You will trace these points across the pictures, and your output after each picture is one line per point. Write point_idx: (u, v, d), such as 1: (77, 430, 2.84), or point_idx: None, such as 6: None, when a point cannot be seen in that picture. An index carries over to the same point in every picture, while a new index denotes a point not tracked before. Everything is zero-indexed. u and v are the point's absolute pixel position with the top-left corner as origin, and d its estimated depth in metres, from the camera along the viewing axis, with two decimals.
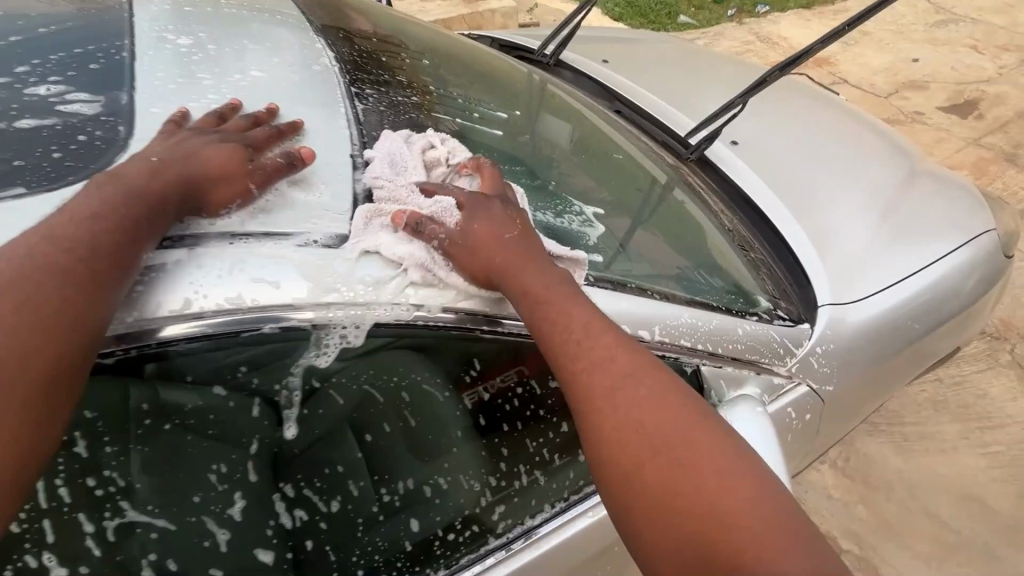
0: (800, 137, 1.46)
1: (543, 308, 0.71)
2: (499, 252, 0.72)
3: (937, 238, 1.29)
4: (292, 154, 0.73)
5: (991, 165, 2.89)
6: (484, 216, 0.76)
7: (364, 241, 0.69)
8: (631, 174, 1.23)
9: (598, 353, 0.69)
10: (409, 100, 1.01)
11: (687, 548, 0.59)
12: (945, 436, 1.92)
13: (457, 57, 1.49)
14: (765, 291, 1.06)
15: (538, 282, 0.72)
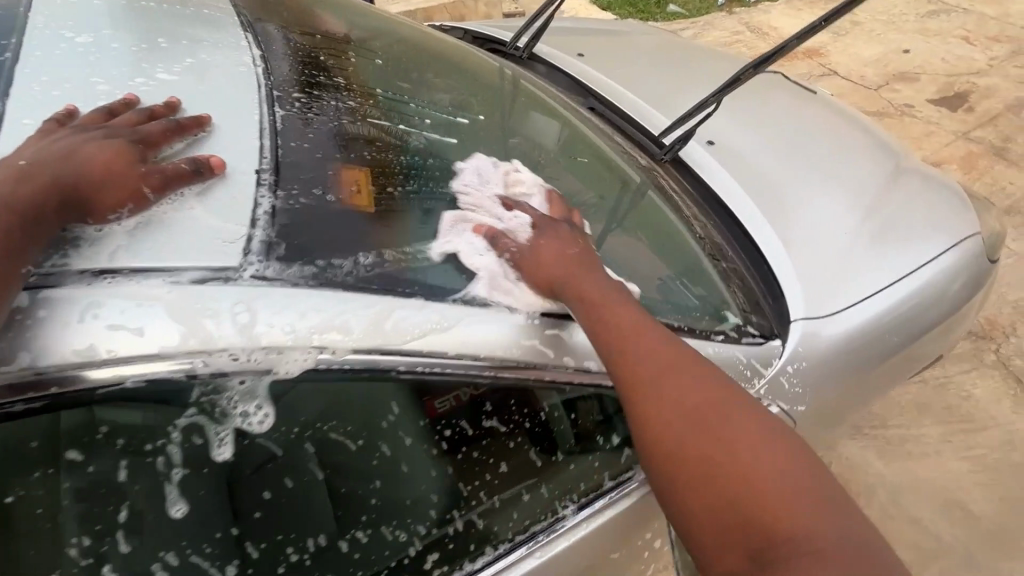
0: (781, 136, 1.40)
1: (599, 310, 0.77)
2: (562, 266, 0.81)
3: (920, 243, 1.24)
4: (196, 160, 0.70)
5: (980, 160, 2.84)
6: (552, 235, 0.86)
7: (449, 241, 0.82)
8: (599, 180, 1.18)
9: (644, 348, 0.75)
10: (344, 105, 0.95)
11: (725, 514, 0.64)
12: (929, 439, 1.88)
13: (415, 48, 1.40)
14: (732, 308, 1.01)
15: (595, 290, 0.79)
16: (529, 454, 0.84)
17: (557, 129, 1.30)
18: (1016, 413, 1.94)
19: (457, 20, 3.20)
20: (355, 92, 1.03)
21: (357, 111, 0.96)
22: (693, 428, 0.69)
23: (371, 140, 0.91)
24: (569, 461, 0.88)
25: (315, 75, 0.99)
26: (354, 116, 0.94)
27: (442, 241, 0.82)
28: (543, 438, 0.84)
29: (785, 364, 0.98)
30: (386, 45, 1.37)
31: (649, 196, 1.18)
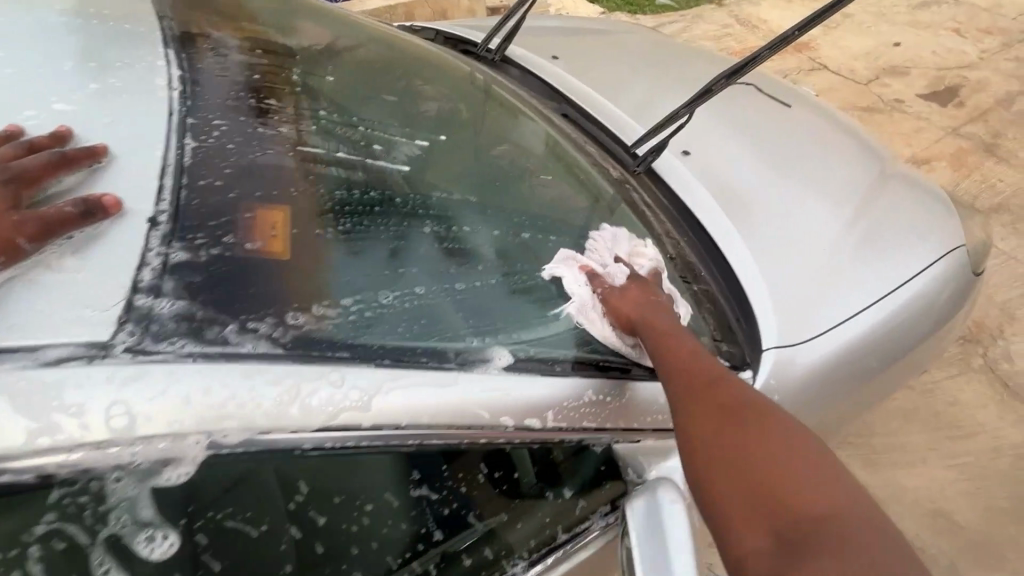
0: (762, 142, 1.34)
1: (668, 337, 0.84)
2: (641, 304, 0.88)
3: (906, 256, 1.18)
4: (87, 201, 0.68)
5: (970, 156, 2.79)
6: (644, 286, 0.92)
7: (559, 270, 0.93)
8: (563, 199, 1.13)
9: (700, 367, 0.81)
10: (284, 135, 0.94)
11: (768, 510, 0.67)
12: (914, 447, 1.85)
13: (374, 56, 1.34)
14: (706, 336, 0.96)
15: (666, 322, 0.87)
16: (468, 521, 0.78)
17: (525, 142, 1.26)
18: (1003, 419, 1.91)
19: (439, 14, 3.10)
20: (295, 117, 1.01)
21: (298, 142, 0.94)
22: (738, 439, 0.72)
23: (300, 173, 0.88)
24: (516, 521, 0.80)
25: (253, 99, 0.97)
26: (295, 145, 0.93)
27: (552, 268, 0.93)
28: (481, 501, 0.77)
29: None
30: (342, 56, 1.31)
31: (623, 210, 1.13)
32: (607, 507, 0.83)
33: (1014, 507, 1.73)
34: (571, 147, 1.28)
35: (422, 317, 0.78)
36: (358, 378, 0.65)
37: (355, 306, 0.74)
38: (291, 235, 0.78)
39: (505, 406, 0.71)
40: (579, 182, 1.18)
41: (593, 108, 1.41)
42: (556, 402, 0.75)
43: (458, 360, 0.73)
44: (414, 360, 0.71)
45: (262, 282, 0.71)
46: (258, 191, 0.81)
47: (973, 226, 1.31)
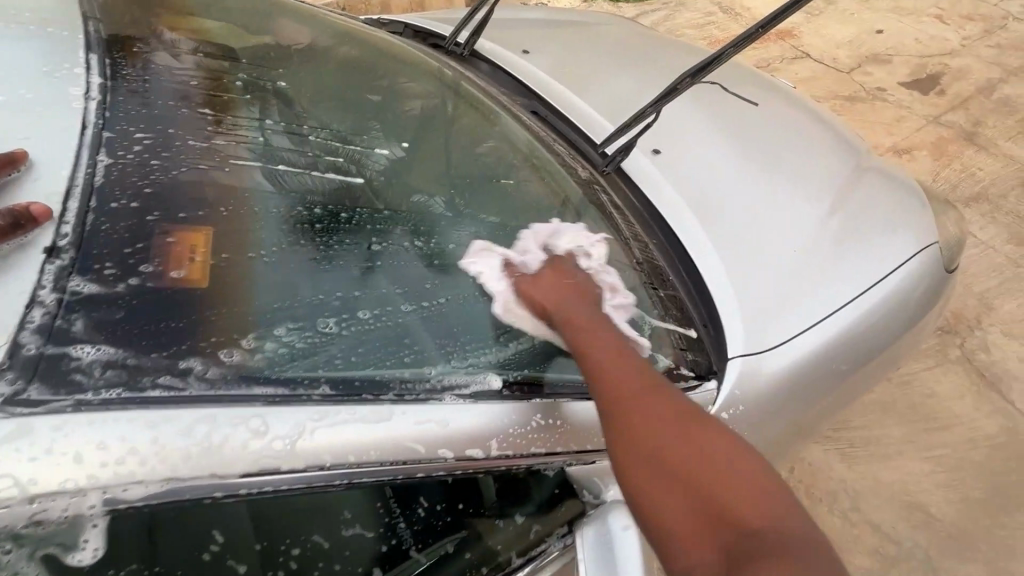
0: (737, 137, 1.30)
1: (587, 333, 0.81)
2: (556, 294, 0.86)
3: (880, 255, 1.15)
4: (13, 212, 0.66)
5: (950, 145, 2.78)
6: (558, 273, 0.91)
7: (475, 261, 0.92)
8: (529, 202, 1.11)
9: (622, 362, 0.77)
10: (260, 163, 0.95)
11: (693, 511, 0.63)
12: (891, 440, 1.85)
13: (332, 66, 1.32)
14: (670, 344, 0.94)
15: (585, 316, 0.83)
16: (409, 553, 0.76)
17: (491, 145, 1.22)
18: (978, 410, 1.93)
19: (416, 7, 3.02)
20: (259, 139, 1.01)
21: (276, 169, 0.95)
22: (666, 439, 0.68)
23: (267, 199, 0.88)
24: (463, 551, 0.78)
25: (228, 127, 0.99)
26: (272, 173, 0.94)
27: (470, 257, 0.93)
28: (421, 535, 0.76)
29: (720, 412, 0.91)
30: (298, 67, 1.29)
31: (590, 214, 1.10)
32: (564, 529, 0.80)
33: (988, 498, 1.74)
34: (539, 146, 1.24)
35: (369, 340, 0.76)
36: (279, 423, 0.63)
37: (295, 337, 0.72)
38: (214, 262, 0.75)
39: (443, 439, 0.69)
40: (545, 185, 1.15)
41: (562, 105, 1.37)
42: (500, 430, 0.73)
43: (402, 389, 0.72)
44: (353, 392, 0.69)
45: (183, 313, 0.69)
46: (186, 216, 0.78)
47: (948, 221, 1.29)
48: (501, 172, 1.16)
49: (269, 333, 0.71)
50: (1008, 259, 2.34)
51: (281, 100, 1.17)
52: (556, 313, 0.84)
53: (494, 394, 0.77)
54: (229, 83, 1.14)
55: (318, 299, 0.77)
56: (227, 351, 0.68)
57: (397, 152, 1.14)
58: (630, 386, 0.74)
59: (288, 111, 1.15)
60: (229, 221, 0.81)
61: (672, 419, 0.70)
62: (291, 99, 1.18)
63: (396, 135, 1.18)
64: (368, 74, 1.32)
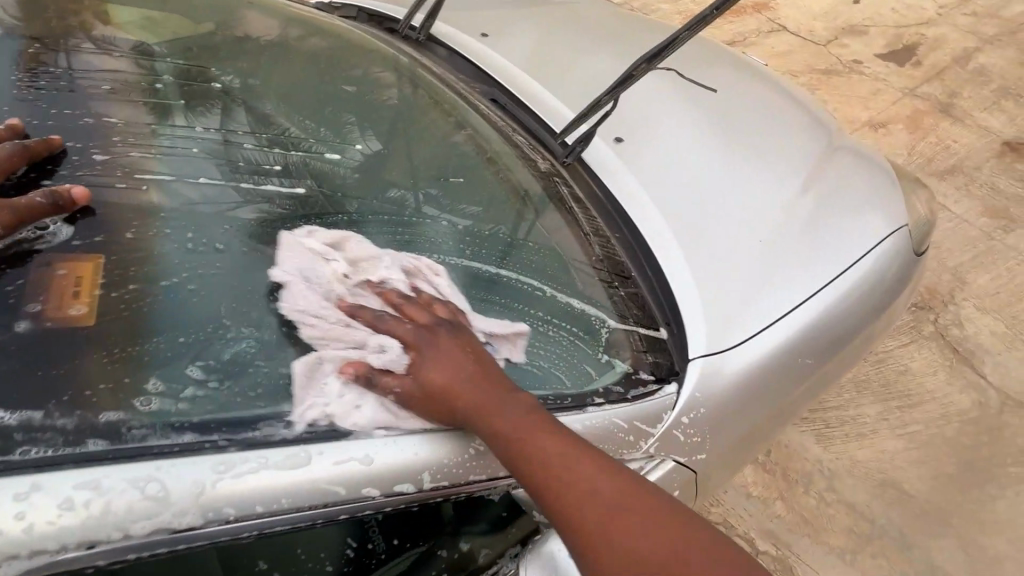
0: (707, 116, 1.23)
1: (522, 445, 0.68)
2: (460, 397, 0.70)
3: (852, 240, 1.11)
4: (57, 195, 0.76)
5: (926, 118, 2.75)
6: (439, 360, 0.73)
7: (314, 403, 0.69)
8: (488, 198, 1.07)
9: (542, 438, 0.69)
10: (226, 180, 0.92)
11: None
12: (866, 419, 1.86)
13: (278, 64, 1.25)
14: (621, 353, 0.92)
15: (511, 421, 0.70)
16: None
17: (449, 140, 1.17)
18: (951, 385, 1.94)
19: None
20: (200, 152, 0.96)
21: (238, 184, 0.92)
22: (594, 518, 0.64)
23: (202, 220, 0.84)
24: None
25: (179, 146, 0.95)
26: (239, 189, 0.91)
27: (304, 404, 0.69)
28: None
29: (678, 417, 0.89)
30: (239, 65, 1.22)
31: (546, 214, 1.06)
32: (516, 548, 0.79)
33: (959, 473, 1.76)
34: (497, 138, 1.19)
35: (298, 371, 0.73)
36: (178, 478, 0.59)
37: (209, 376, 0.68)
38: (121, 294, 0.71)
39: (362, 480, 0.65)
40: (502, 182, 1.10)
41: (522, 93, 1.31)
42: (432, 463, 0.70)
43: (330, 421, 0.68)
44: (263, 437, 0.65)
45: (74, 355, 0.64)
46: (100, 245, 0.75)
47: (918, 201, 1.26)
48: (458, 168, 1.11)
49: (183, 370, 0.68)
50: (981, 232, 2.34)
51: (218, 103, 1.10)
52: (452, 404, 0.70)
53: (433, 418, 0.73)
54: (163, 92, 1.08)
55: (242, 330, 0.74)
56: (146, 397, 0.64)
57: (377, 147, 1.11)
58: (554, 463, 0.67)
59: (227, 114, 1.08)
60: (153, 247, 0.77)
61: (598, 496, 0.65)
62: (230, 100, 1.12)
63: (348, 130, 1.13)
64: (316, 70, 1.26)
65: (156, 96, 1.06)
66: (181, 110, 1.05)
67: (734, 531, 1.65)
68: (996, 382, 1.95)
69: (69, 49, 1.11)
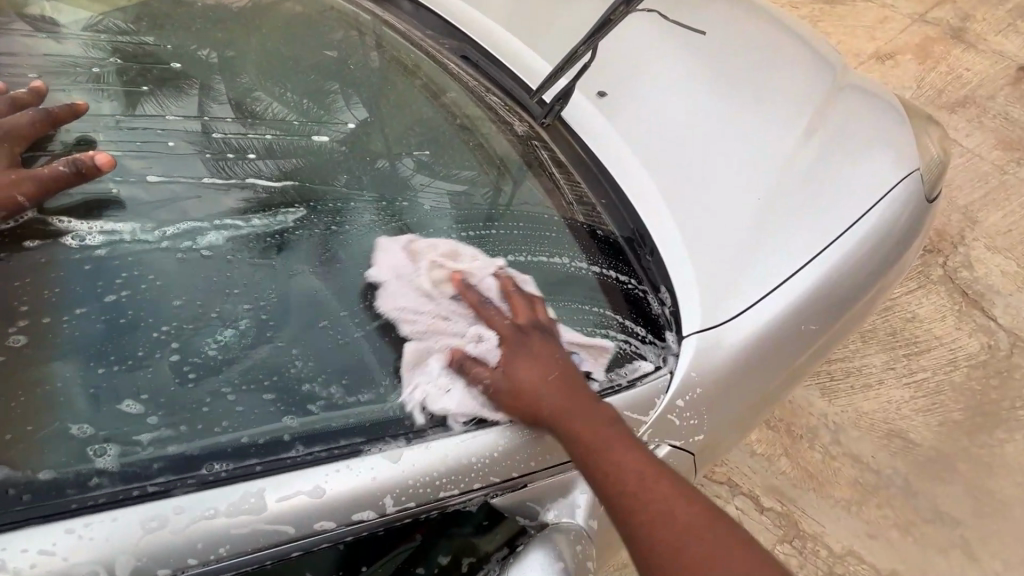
0: (700, 58, 1.12)
1: (599, 462, 0.71)
2: (543, 398, 0.73)
3: (862, 189, 1.01)
4: (82, 163, 0.78)
5: (936, 46, 2.57)
6: (529, 360, 0.76)
7: (415, 386, 0.72)
8: (464, 169, 0.99)
9: (647, 482, 0.70)
10: (199, 175, 0.84)
11: None
12: (872, 369, 1.81)
13: (225, 30, 1.13)
14: (611, 331, 0.85)
15: (594, 432, 0.72)
16: None
17: (422, 108, 1.07)
18: (960, 330, 1.89)
19: None
20: (148, 143, 0.87)
21: (205, 178, 0.84)
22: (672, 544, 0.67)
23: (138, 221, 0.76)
24: None
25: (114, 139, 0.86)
26: (210, 184, 0.83)
27: (409, 384, 0.72)
28: None
29: (673, 399, 0.84)
30: (176, 34, 1.10)
31: (526, 185, 0.99)
32: (502, 552, 0.72)
33: (967, 419, 1.74)
34: (470, 101, 1.10)
35: (260, 389, 0.67)
36: (107, 533, 0.55)
37: (149, 408, 0.63)
38: (53, 321, 0.65)
39: (309, 515, 0.61)
40: (477, 152, 1.02)
41: (498, 47, 1.19)
42: (393, 486, 0.65)
43: (279, 447, 0.64)
44: (196, 478, 0.60)
45: None
46: (29, 261, 0.69)
47: (930, 140, 1.15)
48: (430, 137, 1.02)
49: (123, 399, 0.63)
50: (994, 167, 2.23)
51: (159, 82, 0.99)
52: (544, 409, 0.73)
53: (395, 433, 0.68)
54: (96, 77, 0.98)
55: (186, 348, 0.67)
56: (101, 445, 0.59)
57: (364, 116, 1.02)
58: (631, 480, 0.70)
59: (169, 92, 0.97)
60: (87, 260, 0.71)
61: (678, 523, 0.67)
62: (170, 77, 1.01)
63: (303, 103, 1.03)
64: (264, 35, 1.14)
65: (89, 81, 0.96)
66: (118, 96, 0.95)
67: (739, 490, 1.62)
68: (1005, 325, 1.90)
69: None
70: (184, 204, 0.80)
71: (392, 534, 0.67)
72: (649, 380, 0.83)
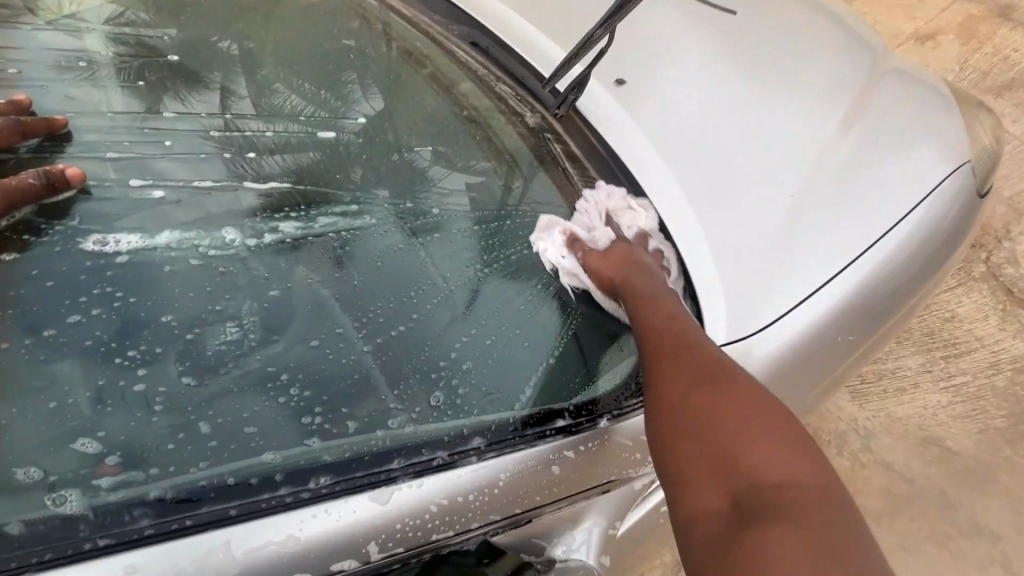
0: (726, 39, 1.03)
1: (648, 305, 0.80)
2: (619, 268, 0.87)
3: (909, 182, 0.92)
4: (51, 175, 0.73)
5: (982, 24, 2.40)
6: (625, 249, 0.90)
7: (541, 238, 0.88)
8: (472, 164, 0.93)
9: (683, 326, 0.76)
10: (187, 179, 0.81)
11: (705, 456, 0.64)
12: (907, 372, 1.71)
13: (229, 17, 1.07)
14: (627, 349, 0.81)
15: (654, 289, 0.83)
16: None
17: (430, 100, 1.01)
18: (1003, 331, 1.77)
19: None
20: (148, 146, 0.83)
21: (192, 181, 0.80)
22: (676, 350, 0.73)
23: (111, 232, 0.72)
24: None
25: (97, 140, 0.82)
26: (200, 189, 0.80)
27: (539, 236, 0.88)
28: None
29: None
30: (165, 21, 1.04)
31: (535, 185, 0.94)
32: None
33: (1010, 427, 1.63)
34: (479, 91, 1.03)
35: (239, 422, 0.62)
36: None
37: (107, 448, 0.57)
38: (12, 347, 0.61)
39: (278, 569, 0.56)
40: (485, 147, 0.96)
41: (508, 32, 1.11)
42: (377, 531, 0.60)
43: (252, 489, 0.59)
44: (154, 529, 0.55)
45: None
46: (19, 273, 0.66)
47: (983, 129, 1.05)
48: (436, 131, 0.97)
49: (91, 431, 0.58)
50: None
51: (183, 74, 0.96)
52: (631, 282, 0.84)
53: (381, 469, 0.63)
54: (92, 67, 0.93)
55: (158, 373, 0.63)
56: (58, 493, 0.54)
57: (381, 106, 0.98)
58: (668, 321, 0.77)
59: (166, 87, 0.93)
60: (67, 274, 0.67)
61: (691, 342, 0.74)
62: (157, 68, 0.95)
63: (302, 96, 0.98)
64: (260, 21, 1.08)
65: (70, 71, 0.91)
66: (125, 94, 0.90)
67: None
68: None
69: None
70: (169, 209, 0.76)
71: None
72: None
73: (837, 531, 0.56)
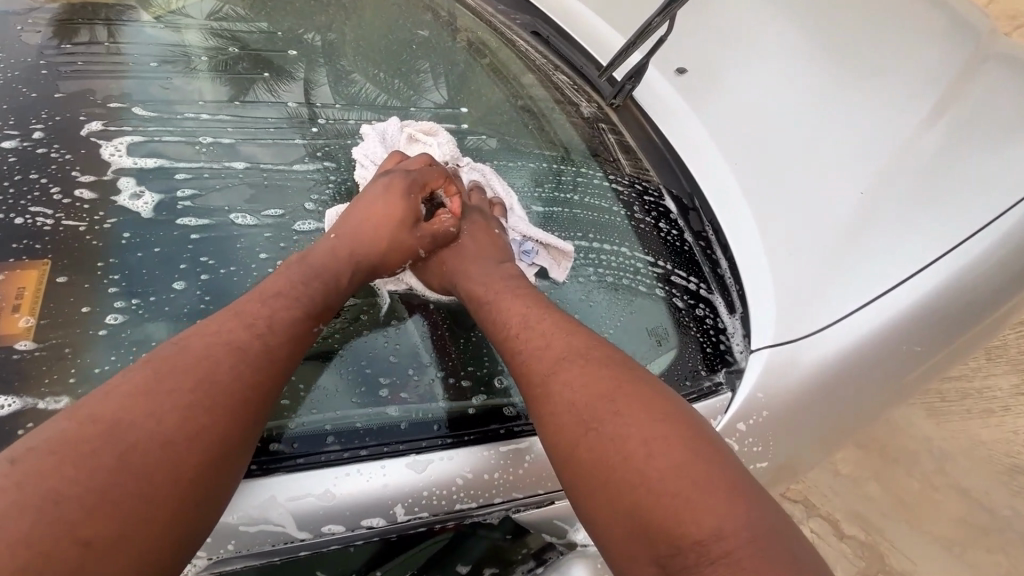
0: (812, 10, 0.92)
1: (485, 304, 0.79)
2: (455, 262, 0.86)
3: (1016, 176, 0.79)
4: (484, 217, 0.92)
5: None
6: (451, 244, 0.89)
7: None
8: (527, 154, 0.99)
9: (541, 331, 0.72)
10: (283, 162, 0.91)
11: (619, 510, 0.57)
12: (997, 393, 1.57)
13: (311, 10, 1.14)
14: (669, 340, 0.82)
15: (491, 288, 0.80)
16: None
17: (490, 90, 1.05)
18: None
19: None
20: (237, 132, 0.93)
21: (268, 164, 0.90)
22: (549, 375, 0.67)
23: (248, 211, 0.84)
24: None
25: (194, 125, 0.93)
26: (299, 172, 0.91)
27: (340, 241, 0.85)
28: None
29: (733, 425, 0.76)
30: (249, 13, 1.12)
31: (587, 170, 0.96)
32: (530, 563, 0.71)
33: None
34: (537, 81, 1.06)
35: (302, 386, 0.69)
36: None
37: None
38: (116, 302, 0.70)
39: (316, 519, 0.61)
40: (538, 137, 1.00)
41: (569, 19, 1.09)
42: (405, 495, 0.64)
43: (304, 445, 0.64)
44: None
45: (44, 369, 0.64)
46: (133, 238, 0.77)
47: None
48: (497, 122, 1.02)
49: None
50: None
51: (277, 66, 1.03)
52: (469, 284, 0.82)
53: (412, 441, 0.67)
54: (186, 56, 1.02)
55: None
56: None
57: (445, 98, 1.05)
58: (523, 326, 0.73)
59: (246, 75, 1.01)
60: (172, 244, 0.78)
61: (561, 353, 0.68)
62: (240, 57, 1.04)
63: (369, 88, 1.04)
64: (335, 15, 1.14)
65: (167, 60, 1.01)
66: (219, 82, 0.99)
67: (815, 511, 1.42)
68: None
69: (108, 22, 1.05)
70: (271, 190, 0.88)
71: (410, 544, 0.65)
72: (716, 399, 0.77)
73: (772, 547, 0.52)
